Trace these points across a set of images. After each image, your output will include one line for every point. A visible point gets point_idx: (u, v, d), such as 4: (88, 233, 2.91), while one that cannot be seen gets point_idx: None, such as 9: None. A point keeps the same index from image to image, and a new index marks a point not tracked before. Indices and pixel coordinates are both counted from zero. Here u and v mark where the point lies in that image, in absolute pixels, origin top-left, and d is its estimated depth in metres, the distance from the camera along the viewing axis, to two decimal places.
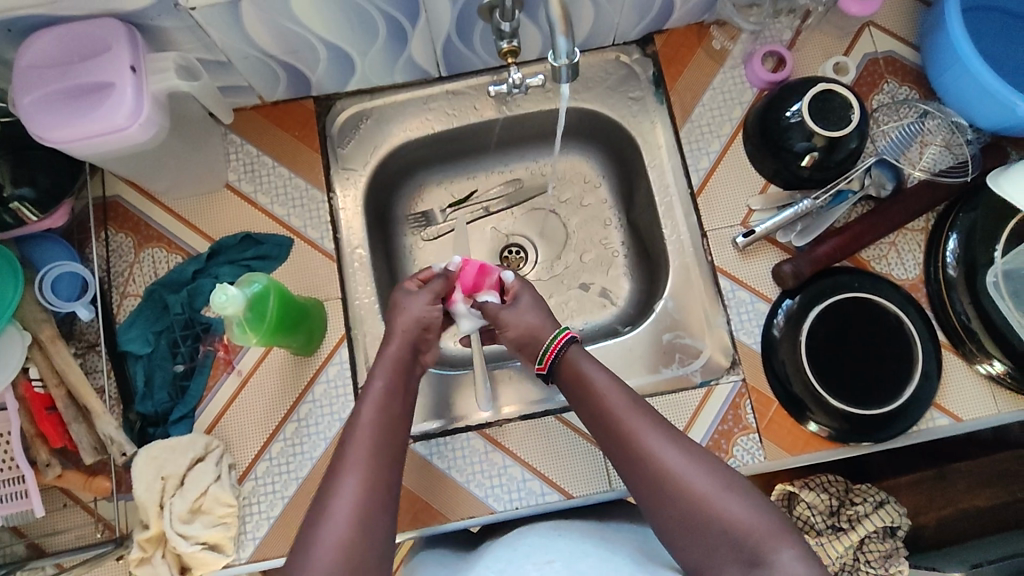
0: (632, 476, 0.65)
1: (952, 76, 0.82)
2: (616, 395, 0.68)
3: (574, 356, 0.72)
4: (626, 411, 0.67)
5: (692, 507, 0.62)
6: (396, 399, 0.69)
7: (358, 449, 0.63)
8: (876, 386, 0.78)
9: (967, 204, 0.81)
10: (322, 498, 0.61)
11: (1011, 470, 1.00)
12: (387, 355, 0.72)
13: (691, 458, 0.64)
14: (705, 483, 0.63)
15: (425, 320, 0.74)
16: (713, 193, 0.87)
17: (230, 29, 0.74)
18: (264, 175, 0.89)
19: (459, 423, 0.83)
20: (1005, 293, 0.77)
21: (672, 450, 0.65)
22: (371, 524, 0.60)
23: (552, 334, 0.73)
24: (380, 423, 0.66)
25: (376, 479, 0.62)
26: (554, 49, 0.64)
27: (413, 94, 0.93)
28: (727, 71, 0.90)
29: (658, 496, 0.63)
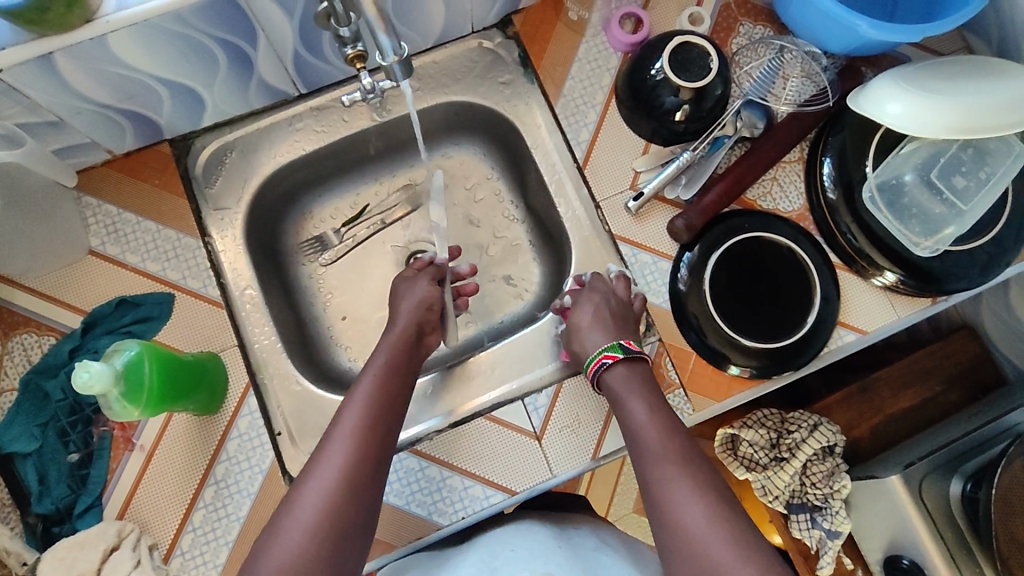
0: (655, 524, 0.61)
1: (799, 9, 0.84)
2: (656, 433, 0.66)
3: (614, 380, 0.72)
4: (657, 440, 0.66)
5: (698, 560, 0.57)
6: (399, 371, 0.72)
7: (353, 413, 0.66)
8: (784, 318, 0.79)
9: (833, 128, 0.84)
10: (309, 468, 0.62)
11: (928, 367, 1.04)
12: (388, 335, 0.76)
13: (708, 507, 0.60)
14: (716, 538, 0.57)
15: (423, 300, 0.81)
16: (598, 163, 0.86)
17: (47, 82, 0.67)
18: (130, 233, 0.83)
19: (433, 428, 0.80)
20: (881, 204, 0.80)
21: (693, 496, 0.61)
22: (356, 488, 0.60)
23: (594, 351, 0.75)
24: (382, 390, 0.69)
25: (371, 437, 0.64)
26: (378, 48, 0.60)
27: (276, 118, 0.88)
28: (590, 40, 0.89)
29: (666, 536, 0.60)
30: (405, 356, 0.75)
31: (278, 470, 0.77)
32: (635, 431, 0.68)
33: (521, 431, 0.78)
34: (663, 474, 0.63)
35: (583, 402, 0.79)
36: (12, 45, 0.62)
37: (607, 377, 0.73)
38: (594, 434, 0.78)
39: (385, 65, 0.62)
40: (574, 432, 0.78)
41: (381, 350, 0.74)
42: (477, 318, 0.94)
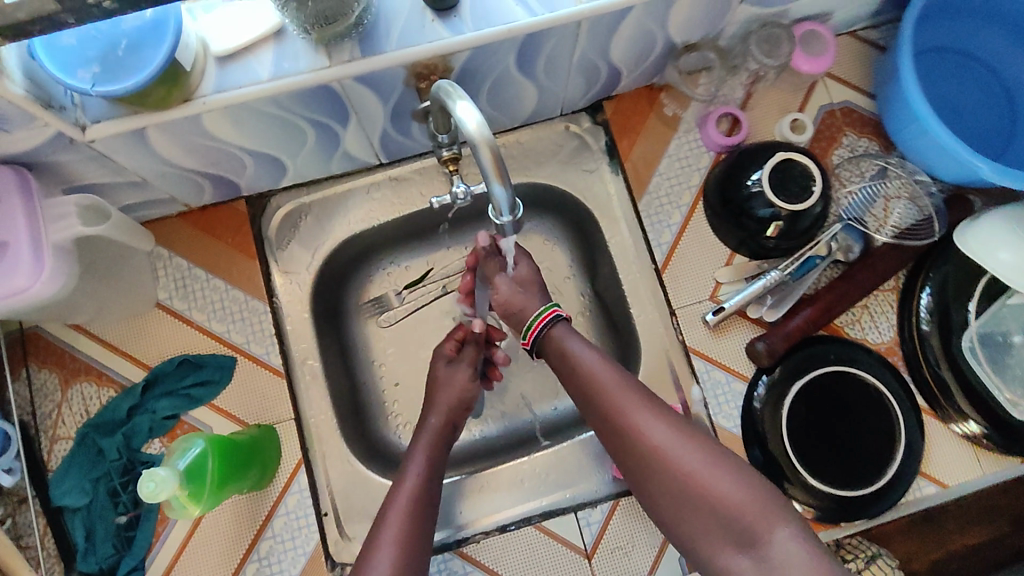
0: (623, 458, 0.61)
1: (911, 133, 0.79)
2: (604, 369, 0.64)
3: (562, 332, 0.69)
4: (613, 385, 0.63)
5: (695, 495, 0.56)
6: (430, 476, 0.69)
7: (390, 527, 0.63)
8: (864, 462, 0.76)
9: (935, 261, 0.79)
10: None
11: (1000, 505, 0.99)
12: (423, 432, 0.73)
13: (677, 429, 0.60)
14: (696, 461, 0.57)
15: (460, 390, 0.76)
16: (679, 268, 0.83)
17: (137, 153, 0.65)
18: (198, 290, 0.82)
19: (467, 530, 0.78)
20: (983, 359, 0.76)
21: (657, 416, 0.60)
22: None
23: (536, 311, 0.69)
24: (418, 500, 0.66)
25: (409, 556, 0.61)
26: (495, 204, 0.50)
27: (354, 185, 0.86)
28: (682, 136, 0.86)
29: (654, 481, 0.58)
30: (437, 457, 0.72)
31: (322, 555, 0.77)
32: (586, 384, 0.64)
33: (572, 545, 0.77)
34: (632, 421, 0.60)
35: (638, 523, 0.77)
36: (108, 119, 0.59)
37: (553, 332, 0.68)
38: (647, 559, 0.76)
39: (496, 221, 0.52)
40: (626, 555, 0.77)
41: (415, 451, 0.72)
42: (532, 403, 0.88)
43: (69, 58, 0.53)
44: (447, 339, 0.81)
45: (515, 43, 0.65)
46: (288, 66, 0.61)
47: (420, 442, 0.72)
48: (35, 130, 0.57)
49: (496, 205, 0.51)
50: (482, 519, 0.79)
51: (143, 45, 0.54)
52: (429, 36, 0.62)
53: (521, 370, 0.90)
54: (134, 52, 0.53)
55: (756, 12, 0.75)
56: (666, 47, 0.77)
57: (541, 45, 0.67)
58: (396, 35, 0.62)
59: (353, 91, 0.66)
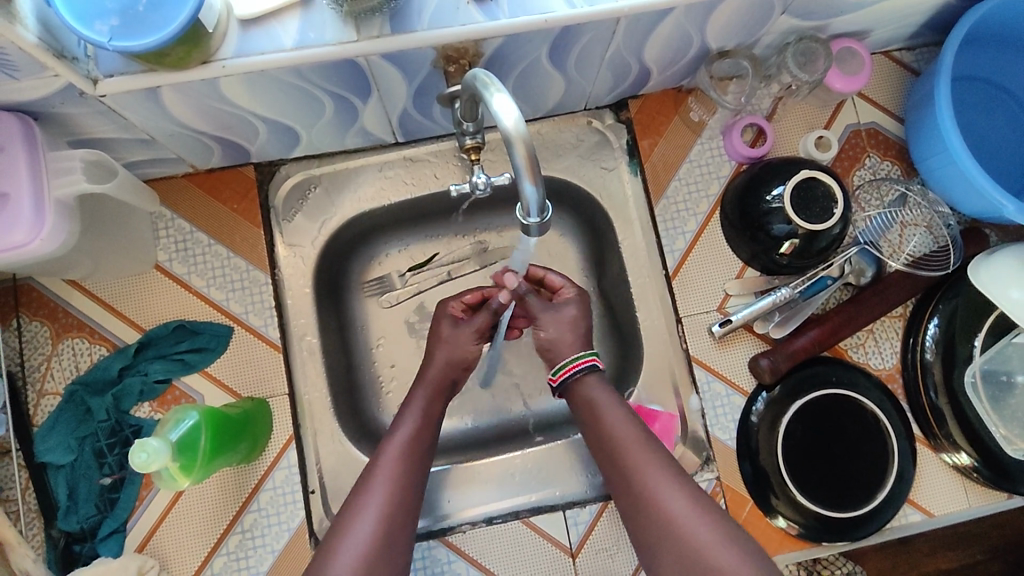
0: (636, 514, 0.64)
1: (937, 163, 0.78)
2: (627, 432, 0.67)
3: (592, 381, 0.71)
4: (638, 454, 0.66)
5: (684, 552, 0.60)
6: (422, 440, 0.71)
7: (382, 479, 0.66)
8: (854, 485, 0.76)
9: (947, 292, 0.79)
10: (346, 513, 0.64)
11: (974, 533, 1.01)
12: (418, 395, 0.74)
13: (690, 501, 0.63)
14: (701, 528, 0.61)
15: (462, 356, 0.76)
16: (689, 276, 0.82)
17: (149, 110, 0.63)
18: (200, 254, 0.80)
19: (444, 522, 0.78)
20: (982, 394, 0.76)
21: (672, 486, 0.64)
22: (392, 539, 0.64)
23: (573, 354, 0.72)
24: (412, 454, 0.69)
25: (400, 505, 0.65)
26: (524, 202, 0.49)
27: (367, 160, 0.84)
28: (705, 143, 0.84)
29: (662, 547, 0.62)
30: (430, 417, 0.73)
31: (305, 532, 0.76)
32: (609, 438, 0.68)
33: (557, 543, 0.77)
34: (650, 489, 0.64)
35: (625, 526, 0.77)
36: (122, 74, 0.57)
37: (584, 379, 0.71)
38: (631, 562, 0.76)
39: (522, 220, 0.51)
40: (610, 556, 0.77)
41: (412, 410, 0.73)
42: (525, 394, 0.88)
43: (87, 8, 0.51)
44: (456, 300, 0.79)
45: (550, 33, 0.63)
46: (313, 36, 0.59)
47: (415, 404, 0.73)
48: (45, 80, 0.55)
49: (524, 205, 0.49)
50: (459, 512, 0.78)
51: (165, 3, 0.52)
52: (463, 18, 0.60)
53: (521, 363, 0.89)
54: (155, 9, 0.52)
55: (796, 23, 0.73)
56: (700, 51, 0.75)
57: (575, 38, 0.65)
58: (429, 13, 0.60)
59: (378, 69, 0.64)
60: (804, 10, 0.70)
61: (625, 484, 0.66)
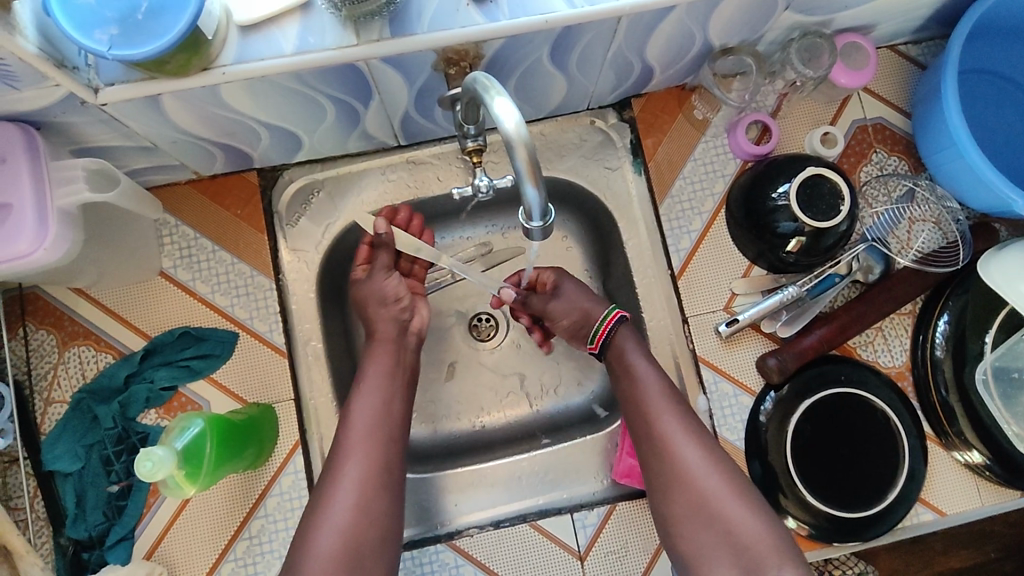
0: (650, 466, 0.69)
1: (945, 158, 0.77)
2: (653, 386, 0.72)
3: (623, 339, 0.76)
4: (663, 408, 0.70)
5: (694, 499, 0.66)
6: (392, 405, 0.73)
7: (357, 452, 0.69)
8: (864, 485, 0.76)
9: (956, 288, 0.78)
10: (325, 484, 0.67)
11: (987, 531, 0.99)
12: (376, 357, 0.75)
13: (705, 454, 0.68)
14: (714, 482, 0.66)
15: (391, 296, 0.78)
16: (695, 276, 0.82)
17: (150, 118, 0.63)
18: (204, 261, 0.80)
19: (442, 529, 0.78)
20: (994, 392, 0.74)
21: (690, 439, 0.68)
22: (371, 500, 0.67)
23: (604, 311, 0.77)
24: (381, 422, 0.71)
25: (376, 473, 0.68)
26: (525, 207, 0.48)
27: (369, 164, 0.84)
28: (710, 141, 0.84)
29: (674, 496, 0.67)
30: (391, 377, 0.75)
31: None
32: (634, 395, 0.72)
33: (565, 546, 0.76)
34: (671, 441, 0.69)
35: (634, 527, 0.76)
36: (123, 82, 0.57)
37: (616, 337, 0.76)
38: (640, 564, 0.76)
39: (524, 223, 0.51)
40: (619, 559, 0.76)
41: (369, 380, 0.74)
42: (533, 397, 0.88)
43: (87, 17, 0.51)
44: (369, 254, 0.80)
45: (552, 34, 0.63)
46: (314, 41, 0.59)
47: (370, 370, 0.74)
48: (46, 90, 0.55)
49: (526, 208, 0.49)
50: (459, 518, 0.78)
51: (165, 11, 0.52)
52: (463, 21, 0.60)
53: (527, 365, 0.89)
54: (154, 16, 0.52)
55: (800, 19, 0.73)
56: (703, 49, 0.75)
57: (577, 37, 0.65)
58: (429, 16, 0.59)
59: (379, 73, 0.64)
60: (808, 5, 0.69)
61: (643, 436, 0.70)
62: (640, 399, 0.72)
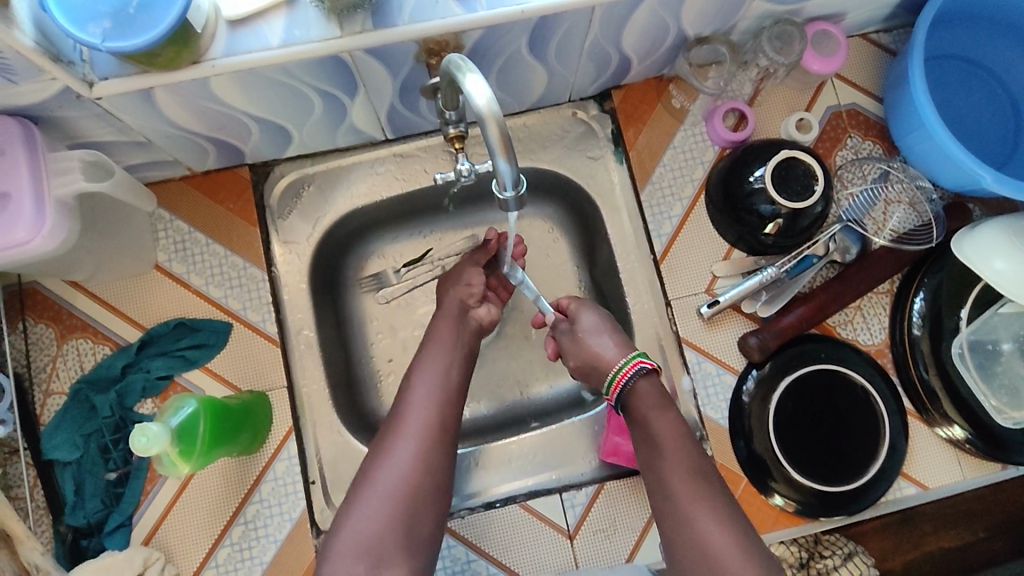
0: (682, 553, 0.64)
1: (916, 138, 0.80)
2: (680, 459, 0.66)
3: (644, 390, 0.70)
4: (691, 484, 0.65)
5: None
6: (451, 370, 0.74)
7: (414, 410, 0.70)
8: (846, 460, 0.77)
9: (932, 266, 0.80)
10: (382, 440, 0.69)
11: (975, 510, 1.01)
12: (439, 326, 0.78)
13: (735, 537, 0.62)
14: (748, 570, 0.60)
15: (465, 280, 0.82)
16: (677, 260, 0.84)
17: (143, 111, 0.65)
18: (198, 254, 0.82)
19: (473, 500, 0.79)
20: (970, 364, 0.77)
21: (718, 523, 0.63)
22: (430, 455, 0.67)
23: (622, 361, 0.72)
24: (441, 386, 0.72)
25: (433, 433, 0.69)
26: (498, 179, 0.50)
27: (358, 158, 0.87)
28: (689, 129, 0.86)
29: None
30: (451, 345, 0.76)
31: (307, 521, 0.77)
32: (661, 463, 0.67)
33: (554, 526, 0.77)
34: (699, 528, 0.63)
35: (621, 506, 0.78)
36: (115, 76, 0.59)
37: (638, 385, 0.71)
38: (628, 543, 0.77)
39: (500, 196, 0.53)
40: (608, 538, 0.77)
41: (432, 347, 0.76)
42: (523, 384, 0.90)
43: (80, 13, 0.54)
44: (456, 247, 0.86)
45: (529, 24, 0.65)
46: (299, 34, 0.61)
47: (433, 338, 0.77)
48: (42, 84, 0.57)
49: (500, 180, 0.51)
50: (485, 491, 0.80)
51: (155, 4, 0.54)
52: (442, 12, 0.62)
53: (516, 352, 0.91)
54: (145, 10, 0.54)
55: (771, 8, 0.75)
56: (678, 39, 0.77)
57: (554, 28, 0.68)
58: (409, 8, 0.62)
59: (363, 64, 0.66)
60: None
61: (672, 513, 0.65)
62: (661, 465, 0.67)
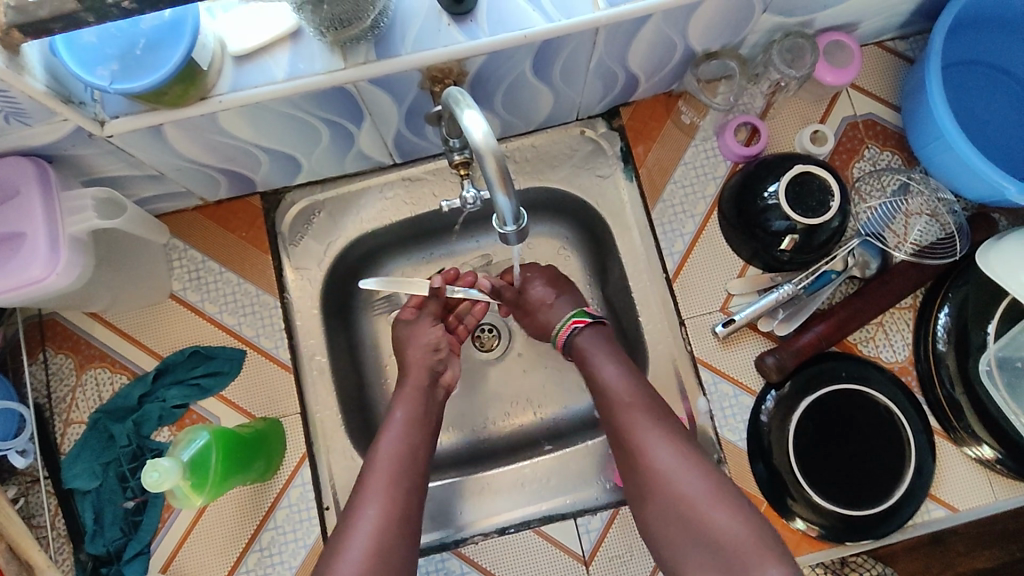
0: (631, 476, 0.70)
1: (936, 149, 0.77)
2: (624, 392, 0.73)
3: (584, 343, 0.78)
4: (636, 411, 0.71)
5: (672, 502, 0.66)
6: (419, 445, 0.73)
7: (372, 500, 0.67)
8: (870, 483, 0.75)
9: (956, 279, 0.77)
10: (339, 535, 0.65)
11: (1010, 529, 0.97)
12: (403, 402, 0.76)
13: (681, 457, 0.68)
14: (692, 483, 0.66)
15: (430, 343, 0.81)
16: (690, 278, 0.82)
17: (154, 147, 0.67)
18: (211, 282, 0.83)
19: (467, 530, 0.78)
20: (1000, 384, 0.73)
21: (663, 441, 0.69)
22: (390, 549, 0.65)
23: (561, 321, 0.81)
24: (401, 464, 0.70)
25: (393, 520, 0.66)
26: (498, 214, 0.51)
27: (368, 183, 0.87)
28: (699, 145, 0.85)
29: (652, 501, 0.67)
30: (420, 423, 0.75)
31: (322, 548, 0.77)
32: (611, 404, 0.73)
33: (569, 552, 0.76)
34: (644, 448, 0.69)
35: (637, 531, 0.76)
36: (126, 115, 0.60)
37: (578, 339, 0.79)
38: (646, 569, 0.75)
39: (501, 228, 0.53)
40: (624, 564, 0.76)
41: (393, 423, 0.74)
42: (537, 406, 0.89)
43: (89, 56, 0.55)
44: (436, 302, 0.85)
45: (532, 48, 0.65)
46: (303, 67, 0.62)
47: (397, 416, 0.74)
48: (55, 125, 0.58)
49: (500, 214, 0.51)
50: (482, 520, 0.79)
51: (162, 45, 0.55)
52: (445, 40, 0.62)
53: (528, 373, 0.90)
54: (151, 50, 0.55)
55: (780, 21, 0.74)
56: (685, 55, 0.76)
57: (557, 51, 0.67)
58: (412, 37, 0.62)
59: (368, 94, 0.66)
60: (786, 7, 0.71)
61: (619, 441, 0.72)
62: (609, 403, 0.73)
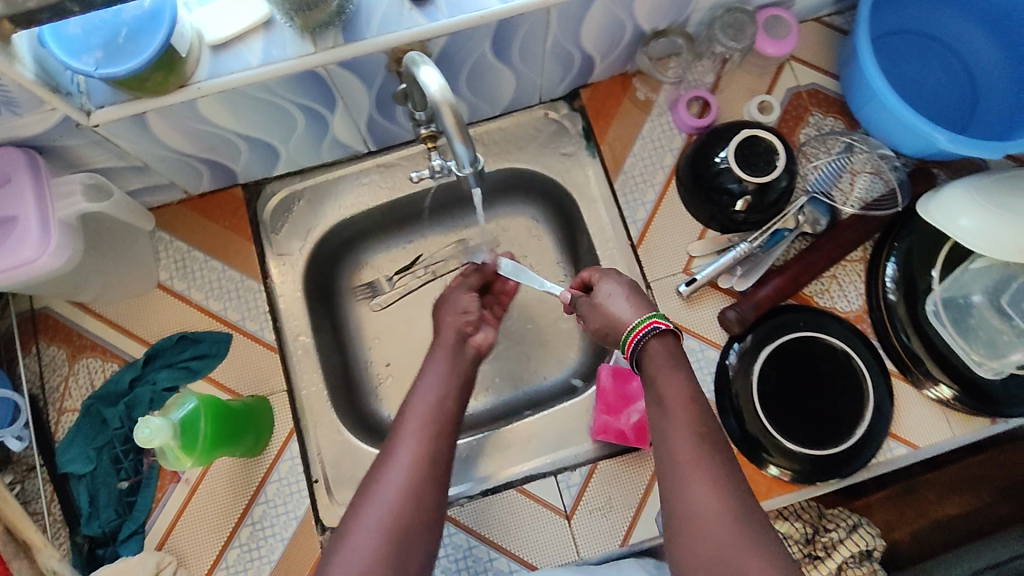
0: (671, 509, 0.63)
1: (872, 109, 0.83)
2: (679, 416, 0.66)
3: (654, 351, 0.70)
4: (688, 441, 0.64)
5: (708, 543, 0.60)
6: (448, 396, 0.73)
7: (406, 443, 0.68)
8: (834, 425, 0.79)
9: (900, 232, 0.83)
10: (374, 473, 0.67)
11: (978, 475, 1.02)
12: (436, 357, 0.77)
13: (724, 495, 0.62)
14: (730, 524, 0.60)
15: (462, 306, 0.83)
16: (653, 243, 0.87)
17: (138, 137, 0.71)
18: (197, 270, 0.87)
19: (491, 482, 0.82)
20: (945, 320, 0.79)
21: (711, 481, 0.62)
22: (421, 493, 0.65)
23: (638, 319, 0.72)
24: (434, 413, 0.71)
25: (426, 463, 0.67)
26: (455, 158, 0.55)
27: (345, 171, 0.91)
28: (655, 119, 0.90)
29: (690, 538, 0.61)
30: (451, 376, 0.75)
31: (312, 518, 0.80)
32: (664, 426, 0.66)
33: (551, 507, 0.79)
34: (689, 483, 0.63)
35: (615, 484, 0.79)
36: (111, 104, 0.65)
37: (649, 345, 0.71)
38: (625, 520, 0.78)
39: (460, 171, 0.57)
40: (604, 516, 0.79)
41: (428, 374, 0.75)
42: (518, 379, 0.94)
43: (74, 45, 0.59)
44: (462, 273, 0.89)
45: (489, 28, 0.70)
46: (276, 53, 0.66)
47: (431, 369, 0.76)
48: (43, 115, 0.62)
49: (458, 160, 0.55)
50: (499, 473, 0.83)
51: (142, 33, 0.59)
52: (407, 23, 0.67)
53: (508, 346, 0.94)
54: (133, 39, 0.59)
55: None
56: (635, 34, 0.82)
57: (514, 30, 0.72)
58: (376, 22, 0.67)
59: (338, 77, 0.71)
60: None
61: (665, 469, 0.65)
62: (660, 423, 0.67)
